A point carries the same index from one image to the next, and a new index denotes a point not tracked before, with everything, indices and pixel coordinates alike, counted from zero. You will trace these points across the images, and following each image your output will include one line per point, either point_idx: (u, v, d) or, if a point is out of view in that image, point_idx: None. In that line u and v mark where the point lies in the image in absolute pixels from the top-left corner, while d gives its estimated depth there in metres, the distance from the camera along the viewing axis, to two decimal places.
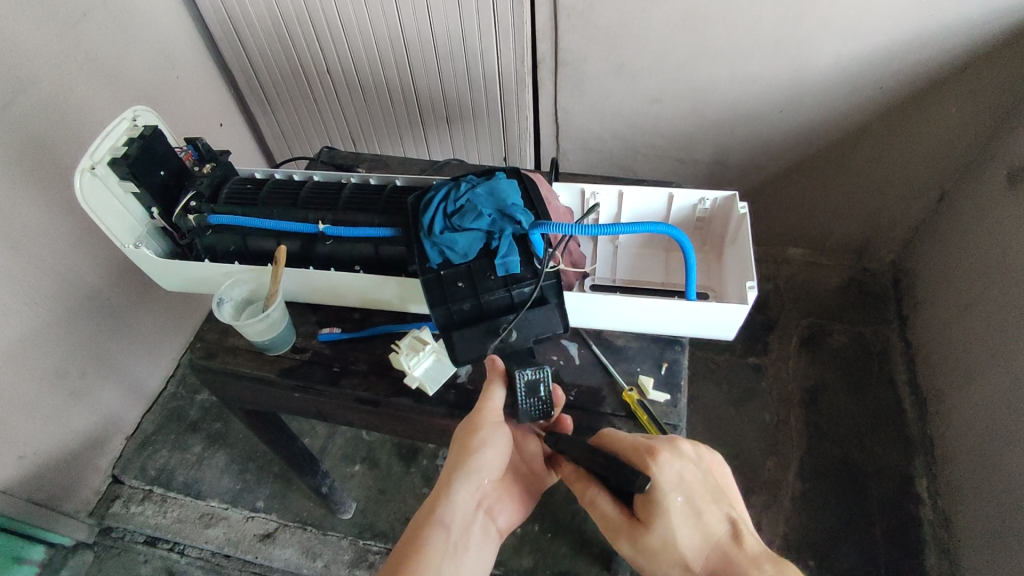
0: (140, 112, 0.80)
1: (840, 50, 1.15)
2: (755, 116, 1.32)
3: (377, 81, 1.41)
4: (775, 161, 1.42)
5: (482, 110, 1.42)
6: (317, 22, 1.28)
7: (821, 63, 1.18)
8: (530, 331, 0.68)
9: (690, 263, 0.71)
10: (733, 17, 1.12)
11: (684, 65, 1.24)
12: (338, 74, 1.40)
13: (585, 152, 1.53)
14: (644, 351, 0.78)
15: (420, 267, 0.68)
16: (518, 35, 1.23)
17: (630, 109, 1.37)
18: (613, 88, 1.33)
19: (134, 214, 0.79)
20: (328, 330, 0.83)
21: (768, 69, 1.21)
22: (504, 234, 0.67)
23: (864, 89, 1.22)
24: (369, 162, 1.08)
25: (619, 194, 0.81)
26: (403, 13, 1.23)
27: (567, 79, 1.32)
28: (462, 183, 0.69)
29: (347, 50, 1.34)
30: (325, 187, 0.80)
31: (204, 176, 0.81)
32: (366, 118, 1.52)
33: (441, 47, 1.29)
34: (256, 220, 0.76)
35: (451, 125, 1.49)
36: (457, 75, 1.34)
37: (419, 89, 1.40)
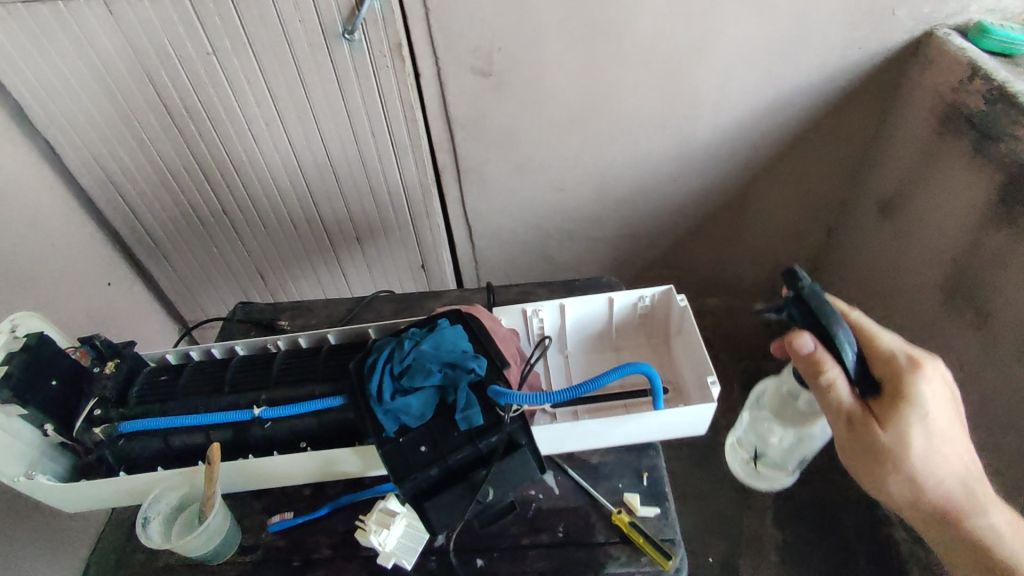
0: (19, 319, 0.70)
1: (716, 121, 1.22)
2: (653, 189, 1.34)
3: (278, 216, 1.30)
4: (679, 224, 1.42)
5: (394, 227, 1.35)
6: (205, 168, 1.19)
7: (703, 134, 1.24)
8: (506, 484, 0.64)
9: (657, 390, 0.67)
10: (616, 104, 1.17)
11: (579, 152, 1.26)
12: (235, 214, 1.29)
13: (501, 246, 1.47)
14: (620, 463, 0.75)
15: (376, 438, 0.63)
16: (418, 152, 1.19)
17: (539, 199, 1.35)
18: (517, 184, 1.32)
19: (24, 439, 0.67)
20: (278, 517, 0.73)
21: (656, 145, 1.26)
22: (460, 387, 0.64)
23: (743, 152, 1.27)
24: (288, 311, 1.01)
25: (560, 306, 0.81)
26: (298, 147, 1.16)
27: (471, 181, 1.30)
28: (405, 339, 0.66)
29: (241, 189, 1.23)
30: (254, 362, 0.73)
31: (110, 377, 0.71)
32: (273, 254, 1.40)
33: (342, 170, 1.22)
34: (178, 419, 0.68)
35: (364, 245, 1.40)
36: (361, 195, 1.27)
37: (325, 218, 1.32)
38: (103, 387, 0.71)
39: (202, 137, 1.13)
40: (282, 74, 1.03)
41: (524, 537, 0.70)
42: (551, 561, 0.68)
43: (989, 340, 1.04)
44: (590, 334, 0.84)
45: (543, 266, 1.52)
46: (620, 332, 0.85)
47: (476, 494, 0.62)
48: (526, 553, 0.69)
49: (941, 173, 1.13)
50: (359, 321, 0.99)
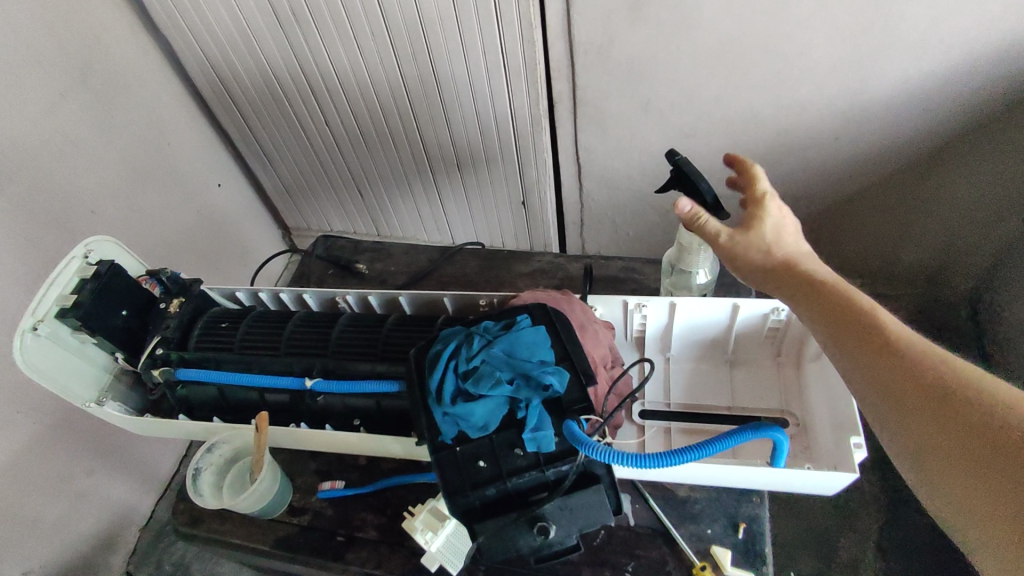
0: (93, 245, 0.66)
1: (912, 70, 0.83)
2: (801, 150, 0.99)
3: (380, 136, 1.15)
4: (823, 195, 1.05)
5: (499, 160, 1.14)
6: (309, 73, 1.04)
7: (889, 86, 0.86)
8: (573, 522, 0.52)
9: (781, 452, 0.53)
10: (782, 39, 0.82)
11: (725, 97, 0.93)
12: (338, 127, 1.15)
13: (612, 193, 1.20)
14: (714, 504, 0.63)
15: (430, 441, 0.55)
16: (531, 78, 0.96)
17: (657, 146, 1.06)
18: (637, 128, 1.03)
19: (94, 362, 0.67)
20: (328, 485, 0.69)
21: (818, 97, 0.89)
22: (532, 403, 0.52)
23: (943, 113, 0.88)
24: (367, 254, 0.94)
25: (671, 304, 0.66)
26: (403, 62, 0.98)
27: (588, 118, 1.03)
28: (475, 335, 0.55)
29: (344, 101, 1.08)
30: (315, 321, 0.66)
31: (172, 317, 0.68)
32: (373, 173, 1.25)
33: (446, 89, 1.02)
34: (232, 375, 0.63)
35: (465, 175, 1.20)
36: (467, 118, 1.06)
37: (428, 142, 1.14)
38: (166, 328, 0.67)
39: (308, 42, 0.98)
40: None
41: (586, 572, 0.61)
42: None
43: None
44: (702, 340, 0.70)
45: (652, 220, 1.24)
46: (740, 343, 0.69)
47: (533, 531, 0.51)
48: None
49: None
50: (440, 276, 0.89)
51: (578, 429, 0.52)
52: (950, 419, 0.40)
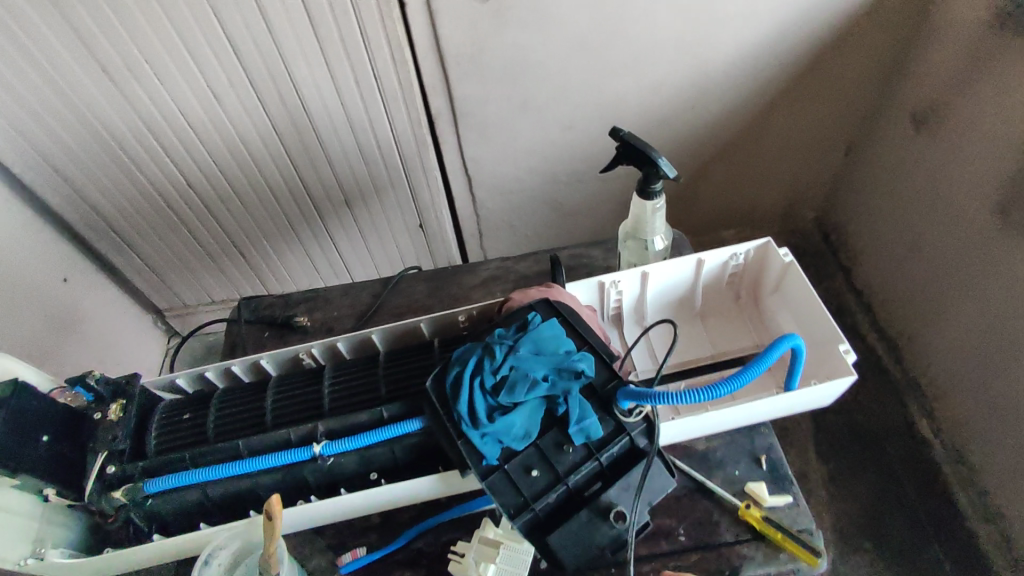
0: None
1: (740, 36, 0.98)
2: (668, 120, 1.11)
3: (255, 189, 1.08)
4: (693, 154, 1.19)
5: (389, 187, 1.14)
6: (160, 135, 0.94)
7: (724, 53, 1.01)
8: (642, 502, 0.53)
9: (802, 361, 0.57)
10: (632, 25, 0.93)
11: (592, 84, 1.02)
12: (202, 187, 1.06)
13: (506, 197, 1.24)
14: (731, 447, 0.67)
15: (476, 469, 0.52)
16: (408, 96, 0.96)
17: (543, 142, 1.12)
18: (521, 127, 1.08)
19: (20, 510, 0.53)
20: (348, 556, 0.63)
21: (672, 69, 1.02)
22: (572, 394, 0.52)
23: (767, 67, 1.04)
24: (302, 304, 0.86)
25: (643, 274, 0.69)
26: (268, 105, 0.93)
27: (471, 127, 1.06)
28: (492, 346, 0.53)
29: (206, 157, 1.00)
30: (293, 382, 0.59)
31: (117, 424, 0.57)
32: (253, 229, 1.18)
33: (321, 126, 0.99)
34: (216, 469, 0.54)
35: (356, 211, 1.18)
36: (348, 152, 1.04)
37: (309, 185, 1.10)
38: (114, 438, 0.56)
39: (150, 98, 0.88)
40: (237, 8, 0.78)
41: (642, 548, 0.61)
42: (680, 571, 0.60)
43: None
44: (672, 301, 0.74)
45: (555, 212, 1.29)
46: (705, 295, 0.74)
47: (611, 520, 0.51)
48: (648, 565, 0.60)
49: (986, 83, 0.93)
50: (391, 308, 0.84)
51: (638, 386, 0.52)
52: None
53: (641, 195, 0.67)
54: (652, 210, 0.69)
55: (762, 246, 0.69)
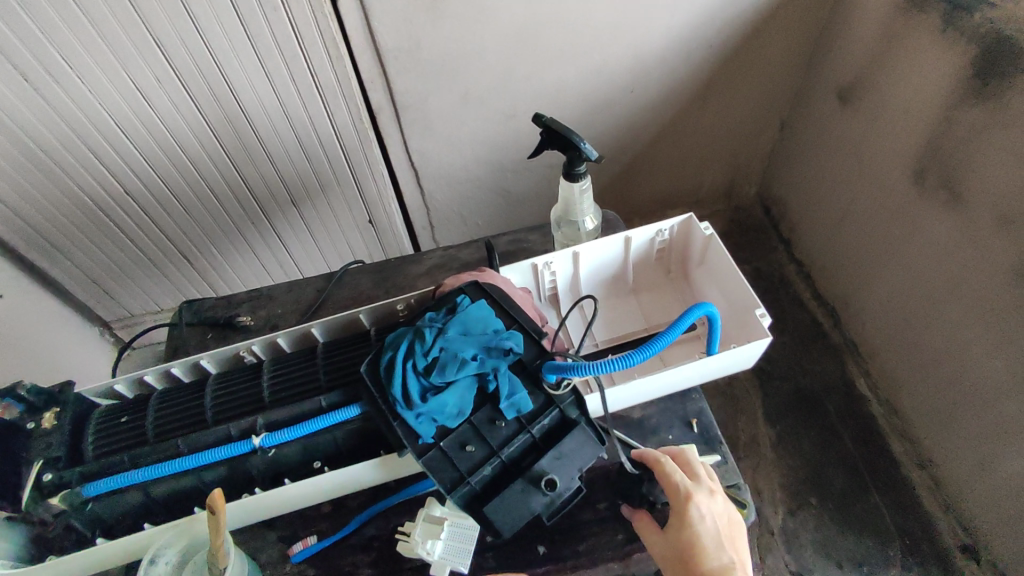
0: None
1: (670, 22, 1.02)
2: (607, 106, 1.14)
3: (194, 190, 1.07)
4: (634, 137, 1.23)
5: (332, 184, 1.14)
6: (89, 139, 0.92)
7: (657, 39, 1.04)
8: (570, 470, 0.55)
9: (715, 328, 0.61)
10: (566, 14, 0.95)
11: (531, 73, 1.04)
12: (138, 191, 1.04)
13: (452, 188, 1.26)
14: (665, 413, 0.70)
15: (413, 448, 0.54)
16: (346, 92, 0.97)
17: (486, 131, 1.14)
18: (462, 118, 1.10)
19: None
20: (299, 545, 0.64)
21: (607, 57, 1.05)
22: (501, 371, 0.55)
23: (699, 51, 1.09)
24: (246, 303, 0.86)
25: (574, 255, 0.72)
26: (202, 106, 0.92)
27: (413, 120, 1.07)
28: (423, 329, 0.55)
29: (140, 159, 0.98)
30: (232, 379, 0.60)
31: (51, 432, 0.56)
32: (194, 231, 1.17)
33: (259, 124, 0.98)
34: (155, 468, 0.55)
35: (301, 208, 1.19)
36: (289, 149, 1.04)
37: (251, 184, 1.09)
38: (49, 446, 0.56)
39: (75, 102, 0.86)
40: (162, 9, 0.77)
41: (585, 513, 0.64)
42: (622, 531, 0.63)
43: (959, 223, 0.93)
44: (605, 278, 0.77)
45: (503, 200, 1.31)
46: (636, 271, 0.78)
47: (543, 488, 0.54)
48: (592, 529, 0.63)
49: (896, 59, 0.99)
50: (335, 302, 0.85)
51: (561, 360, 0.55)
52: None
53: (567, 177, 0.70)
54: (579, 192, 0.72)
55: (685, 222, 0.73)
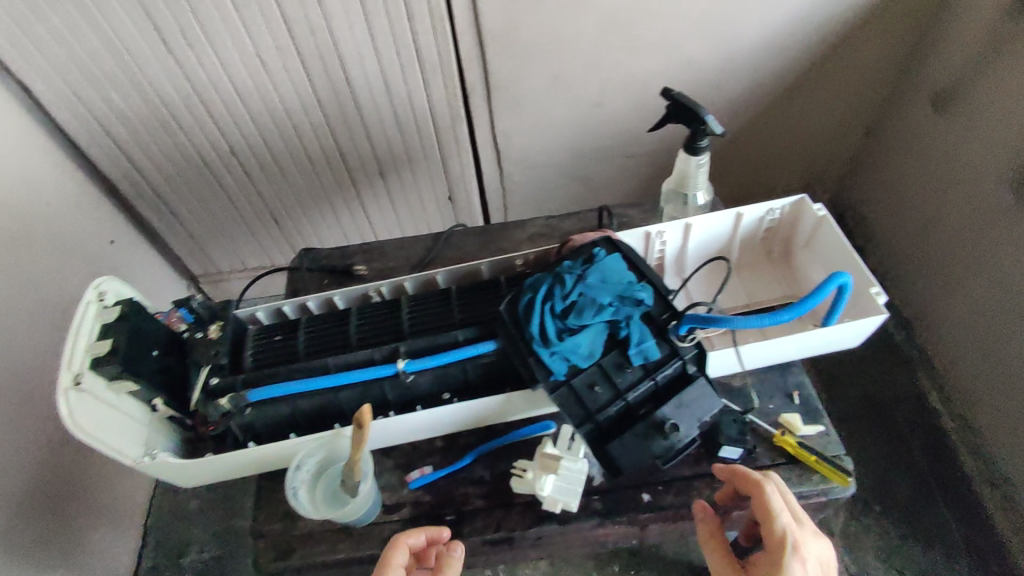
0: (105, 285, 0.60)
1: (763, 21, 1.03)
2: (691, 100, 1.16)
3: (293, 154, 1.14)
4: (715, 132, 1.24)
5: (421, 157, 1.20)
6: (208, 98, 1.00)
7: (749, 38, 1.05)
8: (692, 416, 0.59)
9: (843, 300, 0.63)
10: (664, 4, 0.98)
11: (623, 62, 1.07)
12: (244, 151, 1.12)
13: (534, 170, 1.30)
14: (766, 384, 0.73)
15: (546, 383, 0.58)
16: (445, 69, 1.02)
17: (571, 117, 1.17)
18: (550, 102, 1.13)
19: (135, 416, 0.62)
20: (417, 472, 0.70)
21: (697, 51, 1.06)
22: (632, 319, 0.58)
23: (790, 51, 1.09)
24: (359, 255, 0.92)
25: (686, 226, 0.75)
26: (313, 74, 0.99)
27: (504, 102, 1.11)
28: (562, 275, 0.59)
29: (249, 121, 1.06)
30: (374, 311, 0.65)
31: (218, 342, 0.63)
32: (288, 194, 1.24)
33: (361, 95, 1.04)
34: (309, 381, 0.60)
35: (387, 178, 1.24)
36: (384, 122, 1.10)
37: (345, 153, 1.16)
38: (216, 354, 0.62)
39: (201, 63, 0.94)
40: None
41: (686, 469, 0.68)
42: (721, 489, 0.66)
43: None
44: (710, 253, 0.79)
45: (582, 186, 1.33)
46: (741, 249, 0.80)
47: (666, 431, 0.58)
48: (693, 484, 0.67)
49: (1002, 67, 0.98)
50: (443, 259, 0.90)
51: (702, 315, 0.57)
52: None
53: (688, 151, 0.73)
54: (696, 166, 0.74)
55: (798, 202, 0.74)
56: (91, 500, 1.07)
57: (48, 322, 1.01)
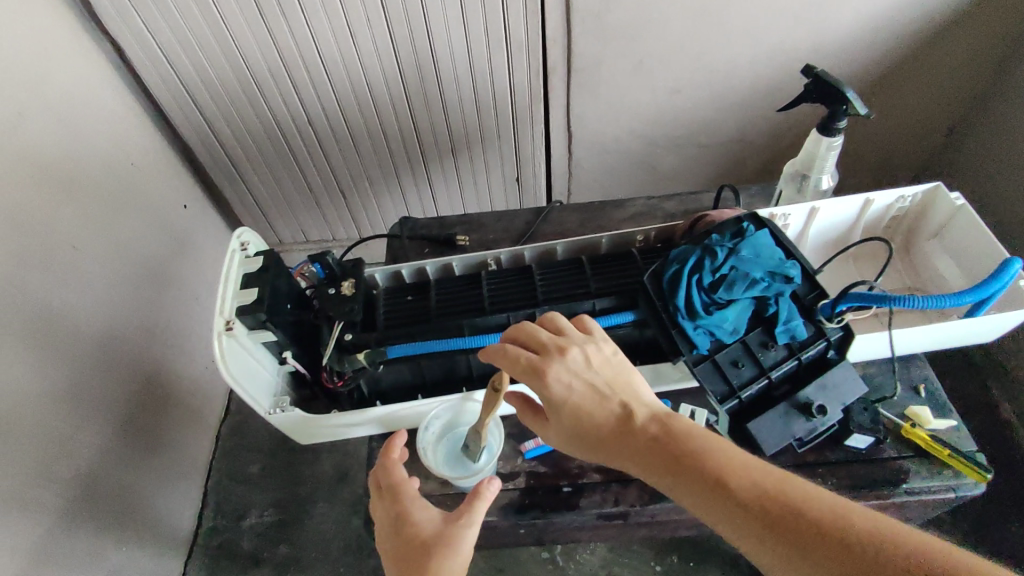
0: (246, 235, 0.62)
1: (861, 10, 0.97)
2: (771, 90, 1.11)
3: (369, 128, 1.12)
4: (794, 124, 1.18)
5: (494, 137, 1.16)
6: (294, 69, 0.99)
7: (844, 28, 1.00)
8: (836, 398, 0.58)
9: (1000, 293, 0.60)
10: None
11: (708, 50, 1.03)
12: (322, 124, 1.11)
13: (603, 156, 1.26)
14: (889, 375, 0.70)
15: (689, 357, 0.58)
16: (532, 47, 0.99)
17: (649, 103, 1.13)
18: (631, 86, 1.09)
19: (266, 367, 0.62)
20: (532, 442, 0.69)
21: (788, 40, 1.02)
22: (782, 296, 0.57)
23: (887, 44, 1.02)
24: (459, 226, 0.91)
25: (812, 210, 0.72)
26: (400, 48, 0.97)
27: (583, 84, 1.08)
28: (710, 248, 0.58)
29: (331, 93, 1.04)
30: (503, 276, 0.65)
31: (353, 299, 0.62)
32: (358, 170, 1.22)
33: (445, 72, 1.02)
34: (445, 342, 0.60)
35: (458, 157, 1.21)
36: (463, 101, 1.08)
37: (421, 130, 1.14)
38: (353, 312, 0.61)
39: (293, 31, 0.92)
40: None
41: (809, 456, 0.66)
42: (846, 477, 0.64)
43: None
44: (830, 240, 0.77)
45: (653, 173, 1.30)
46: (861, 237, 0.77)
47: (812, 412, 0.57)
48: (816, 471, 0.65)
49: None
50: (545, 234, 0.89)
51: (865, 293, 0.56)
52: (837, 559, 0.38)
53: (822, 132, 0.70)
54: (827, 148, 0.72)
55: (931, 190, 0.72)
56: (163, 459, 1.08)
57: (130, 282, 1.02)
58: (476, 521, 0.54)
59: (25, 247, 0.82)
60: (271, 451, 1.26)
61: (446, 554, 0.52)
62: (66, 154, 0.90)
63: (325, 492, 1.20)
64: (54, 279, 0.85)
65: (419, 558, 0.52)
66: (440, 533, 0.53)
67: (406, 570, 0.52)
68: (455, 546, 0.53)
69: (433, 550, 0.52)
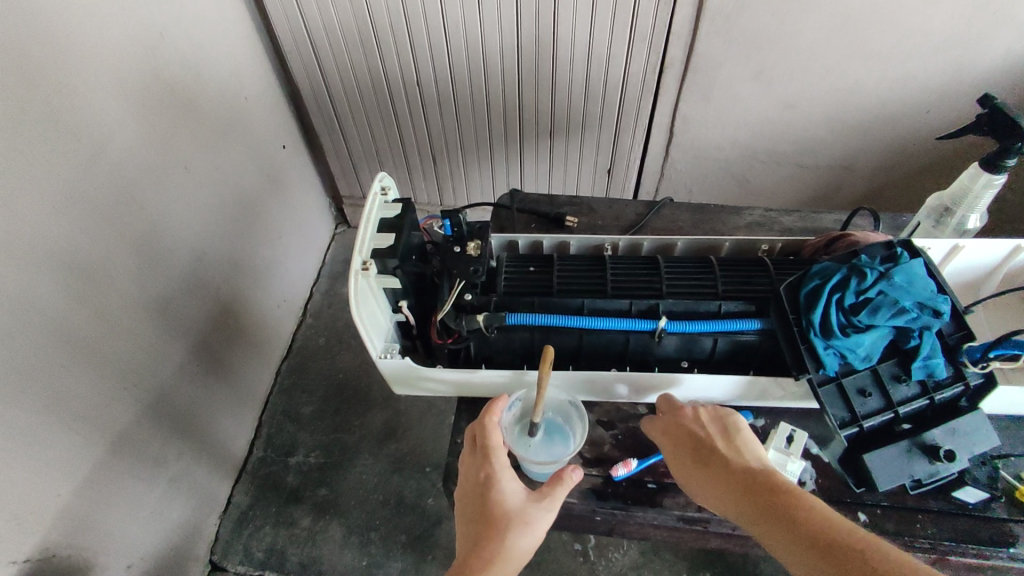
0: (387, 182, 0.66)
1: (1015, 45, 0.87)
2: (895, 120, 1.02)
3: (473, 96, 1.10)
4: (911, 159, 1.08)
5: (595, 126, 1.12)
6: (414, 25, 0.98)
7: (994, 65, 0.90)
8: (965, 445, 0.55)
9: None
10: (905, 11, 0.83)
11: (837, 65, 0.93)
12: (428, 86, 1.09)
13: (698, 162, 1.18)
14: (1008, 434, 0.66)
15: (813, 375, 0.56)
16: (653, 39, 0.93)
17: (760, 116, 1.05)
18: (745, 95, 1.01)
19: (384, 311, 0.64)
20: (620, 468, 0.65)
21: (930, 68, 0.92)
22: (927, 331, 0.54)
23: None
24: (567, 207, 0.91)
25: (955, 247, 0.68)
26: (523, 18, 0.93)
27: (697, 85, 1.00)
28: (860, 269, 0.56)
29: (443, 55, 1.02)
30: (628, 264, 0.65)
31: (477, 260, 0.62)
32: (453, 136, 1.21)
33: (560, 52, 0.98)
34: (564, 317, 0.60)
35: (554, 141, 1.18)
36: (572, 83, 1.03)
37: (523, 106, 1.11)
38: (476, 273, 0.61)
39: None
40: None
41: (910, 499, 0.62)
42: (949, 528, 0.61)
43: None
44: (962, 280, 0.73)
45: (748, 188, 1.22)
46: (999, 284, 0.72)
47: (939, 456, 0.54)
48: (917, 516, 0.61)
49: None
50: (653, 229, 0.88)
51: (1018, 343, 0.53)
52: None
53: (985, 167, 0.67)
54: (986, 185, 0.69)
55: None
56: (229, 386, 1.12)
57: (224, 210, 1.05)
58: (556, 506, 0.55)
59: (145, 159, 0.85)
60: (327, 395, 1.29)
61: (524, 530, 0.52)
62: (178, 79, 0.90)
63: (370, 445, 1.21)
64: (160, 197, 0.87)
65: (497, 527, 0.53)
66: (523, 510, 0.54)
67: (482, 531, 0.53)
68: (532, 524, 0.53)
69: (513, 524, 0.53)
